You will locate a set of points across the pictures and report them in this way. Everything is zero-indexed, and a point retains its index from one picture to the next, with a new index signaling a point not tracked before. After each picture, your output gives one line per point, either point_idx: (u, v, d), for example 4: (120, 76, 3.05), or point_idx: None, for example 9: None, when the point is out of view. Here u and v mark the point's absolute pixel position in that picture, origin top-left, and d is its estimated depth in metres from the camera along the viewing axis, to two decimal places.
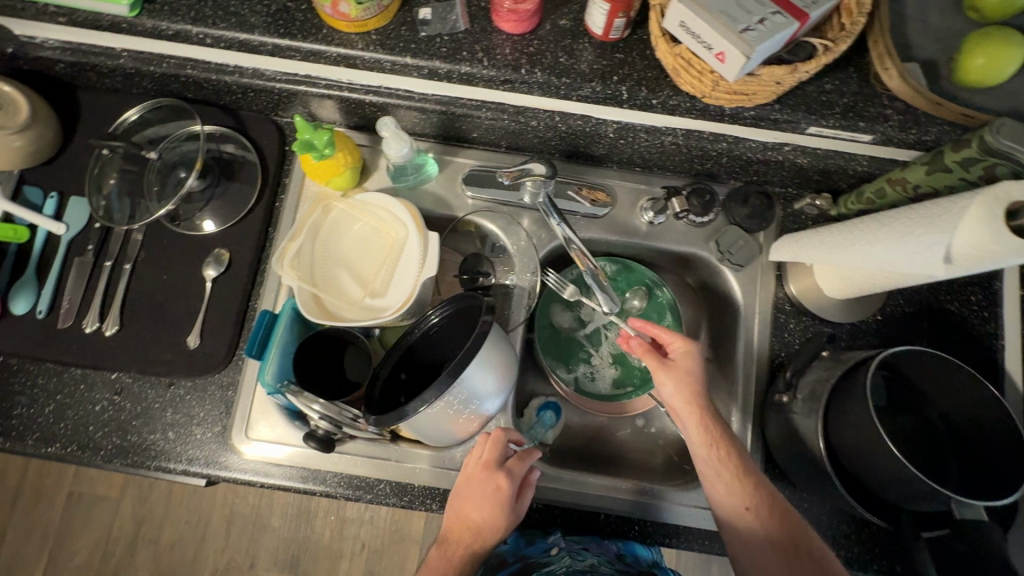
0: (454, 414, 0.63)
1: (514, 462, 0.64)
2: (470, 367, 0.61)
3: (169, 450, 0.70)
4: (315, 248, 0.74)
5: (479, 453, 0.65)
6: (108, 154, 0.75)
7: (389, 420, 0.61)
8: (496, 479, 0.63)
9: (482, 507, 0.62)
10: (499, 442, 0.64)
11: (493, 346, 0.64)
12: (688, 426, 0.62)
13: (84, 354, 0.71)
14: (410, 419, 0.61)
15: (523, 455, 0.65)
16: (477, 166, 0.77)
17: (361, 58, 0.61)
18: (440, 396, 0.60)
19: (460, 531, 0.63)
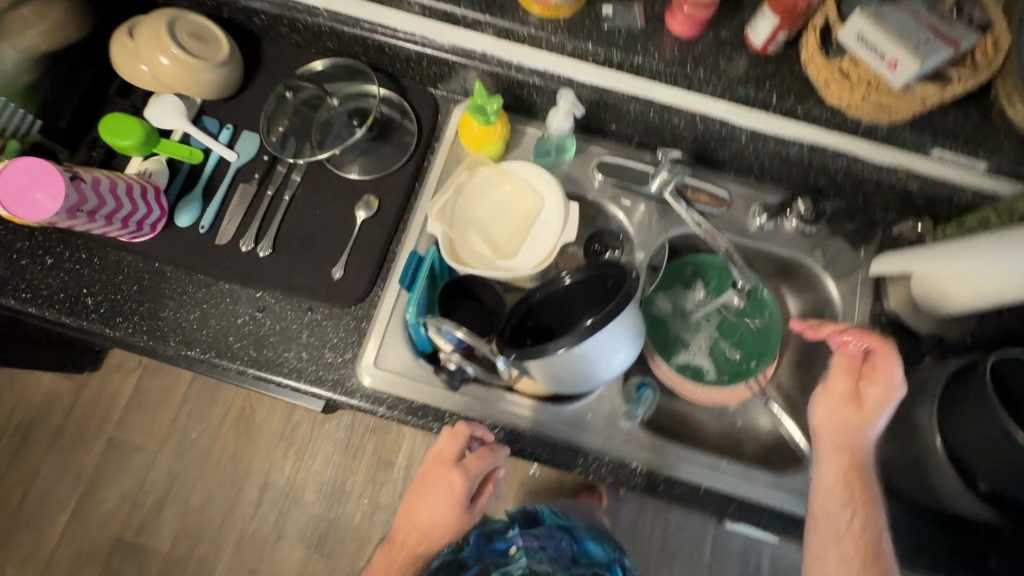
0: (581, 364, 0.68)
1: (470, 460, 0.69)
2: (606, 324, 0.65)
3: (301, 369, 0.74)
4: (456, 206, 0.80)
5: (440, 447, 0.71)
6: (288, 97, 0.83)
7: (528, 356, 0.67)
8: (451, 476, 0.69)
9: (437, 501, 0.69)
10: (459, 438, 0.69)
11: (628, 311, 0.68)
12: (821, 444, 0.66)
13: (235, 271, 0.76)
14: (544, 358, 0.66)
15: (482, 454, 0.70)
16: (609, 155, 0.84)
17: (548, 39, 0.70)
18: (576, 344, 0.65)
19: (416, 520, 0.71)
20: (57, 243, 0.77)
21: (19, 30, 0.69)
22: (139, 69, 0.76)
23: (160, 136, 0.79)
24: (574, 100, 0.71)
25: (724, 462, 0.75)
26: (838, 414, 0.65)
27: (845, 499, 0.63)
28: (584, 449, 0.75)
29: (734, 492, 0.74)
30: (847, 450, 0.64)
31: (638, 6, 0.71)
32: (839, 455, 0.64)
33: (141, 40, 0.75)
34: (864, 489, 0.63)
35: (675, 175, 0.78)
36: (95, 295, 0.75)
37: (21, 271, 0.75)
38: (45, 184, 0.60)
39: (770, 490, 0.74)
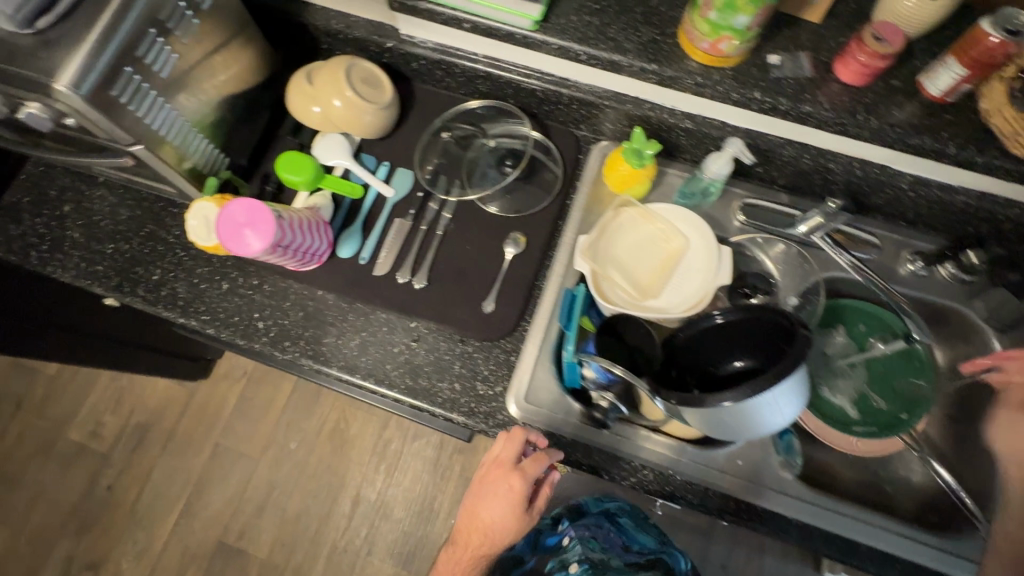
0: (740, 420, 0.65)
1: (528, 463, 0.73)
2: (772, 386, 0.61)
3: (455, 400, 0.77)
4: (602, 243, 0.81)
5: (497, 450, 0.74)
6: (444, 138, 0.88)
7: (683, 403, 0.66)
8: (510, 478, 0.73)
9: (499, 502, 0.75)
10: (516, 443, 0.72)
11: (799, 375, 0.63)
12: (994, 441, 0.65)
13: (393, 301, 0.81)
14: (700, 409, 0.65)
15: (538, 457, 0.73)
16: (752, 198, 0.84)
17: (714, 88, 0.71)
18: (736, 401, 0.62)
19: (481, 519, 0.76)
20: (233, 269, 0.83)
21: (220, 77, 0.76)
22: (311, 110, 0.83)
23: (324, 172, 0.85)
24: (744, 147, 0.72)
25: (881, 518, 0.73)
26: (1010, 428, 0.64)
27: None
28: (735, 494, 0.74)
29: (902, 555, 0.71)
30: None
31: (805, 55, 0.71)
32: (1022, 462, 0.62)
33: (320, 84, 0.81)
34: None
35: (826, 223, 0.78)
36: (266, 319, 0.81)
37: (202, 294, 0.82)
38: (253, 221, 0.65)
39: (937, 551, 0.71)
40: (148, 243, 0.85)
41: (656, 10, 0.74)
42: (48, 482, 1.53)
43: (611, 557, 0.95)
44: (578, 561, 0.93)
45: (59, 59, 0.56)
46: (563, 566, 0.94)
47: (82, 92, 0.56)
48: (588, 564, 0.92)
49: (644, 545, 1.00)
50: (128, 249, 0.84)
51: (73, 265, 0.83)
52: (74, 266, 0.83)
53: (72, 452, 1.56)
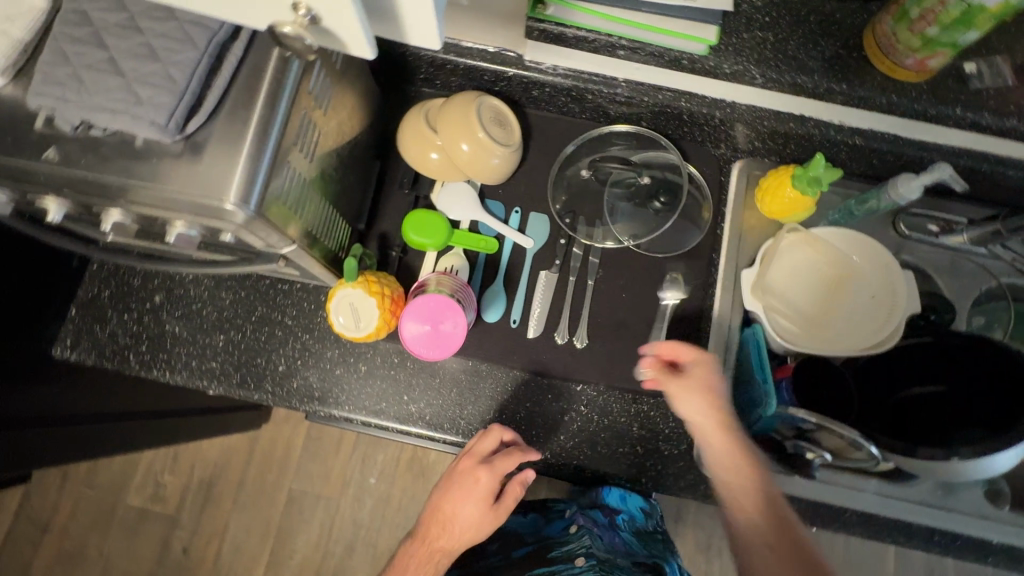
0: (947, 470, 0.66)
1: (500, 461, 0.68)
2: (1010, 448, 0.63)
3: (641, 465, 0.72)
4: (765, 276, 0.76)
5: (473, 445, 0.70)
6: (585, 176, 0.81)
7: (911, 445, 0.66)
8: (477, 473, 0.69)
9: (464, 498, 0.71)
10: (491, 439, 0.69)
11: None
12: (715, 447, 0.62)
13: (553, 364, 0.74)
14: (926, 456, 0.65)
15: (511, 455, 0.68)
16: (915, 208, 0.79)
17: (909, 105, 0.65)
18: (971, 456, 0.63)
19: (443, 513, 0.73)
20: (367, 348, 0.74)
21: (342, 138, 0.65)
22: (430, 157, 0.73)
23: (452, 227, 0.76)
24: (954, 174, 0.66)
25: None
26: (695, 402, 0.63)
27: (777, 549, 0.57)
28: (942, 528, 0.71)
29: None
30: (735, 468, 0.61)
31: (1003, 61, 0.65)
32: (720, 447, 0.62)
33: (444, 130, 0.70)
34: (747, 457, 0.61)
35: (994, 239, 0.73)
36: (416, 400, 0.73)
37: (338, 381, 0.73)
38: (444, 315, 0.65)
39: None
40: (260, 329, 0.74)
41: (834, 20, 0.66)
42: (116, 551, 1.44)
43: (617, 557, 0.78)
44: (583, 553, 0.77)
45: (221, 169, 0.45)
46: (567, 559, 0.78)
47: (252, 206, 0.46)
48: (595, 560, 0.75)
49: (649, 553, 0.82)
50: (242, 339, 0.74)
51: (183, 363, 0.73)
52: (183, 366, 0.73)
53: (135, 518, 1.46)
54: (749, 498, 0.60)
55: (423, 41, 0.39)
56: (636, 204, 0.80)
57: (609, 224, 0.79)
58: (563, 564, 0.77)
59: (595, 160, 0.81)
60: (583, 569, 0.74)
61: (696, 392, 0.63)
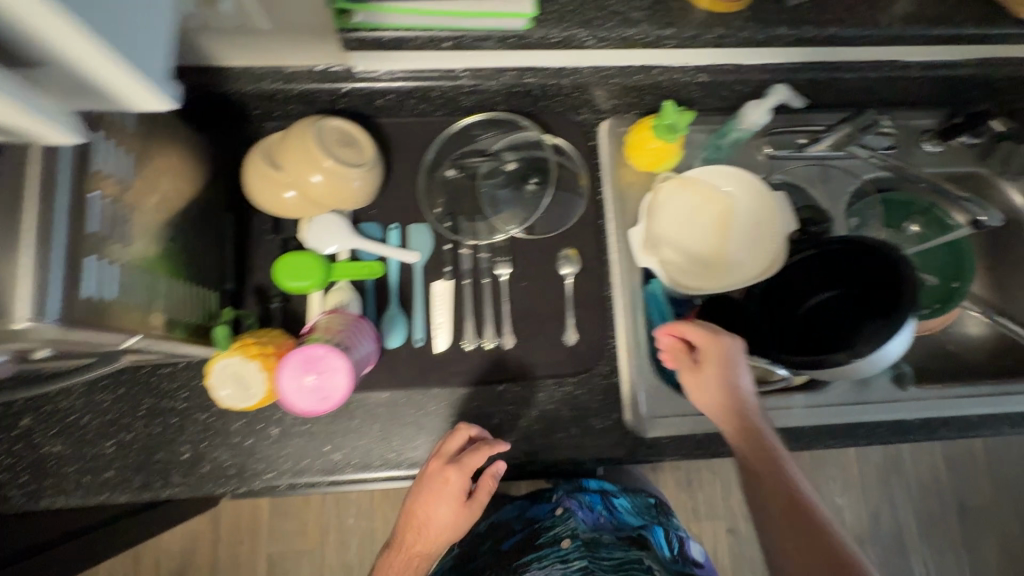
0: (850, 375, 0.69)
1: (466, 459, 0.64)
2: (894, 340, 0.65)
3: (580, 449, 0.69)
4: (654, 232, 0.76)
5: (443, 443, 0.66)
6: (453, 175, 0.79)
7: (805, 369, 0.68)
8: (445, 472, 0.64)
9: (436, 501, 0.67)
10: (458, 438, 0.65)
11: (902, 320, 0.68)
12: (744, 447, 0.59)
13: (471, 373, 0.72)
14: (823, 373, 0.68)
15: (481, 452, 0.64)
16: (775, 130, 0.82)
17: (735, 34, 0.65)
18: (862, 360, 0.65)
19: (416, 519, 0.69)
20: (274, 410, 0.70)
21: (173, 204, 0.59)
22: (285, 197, 0.68)
23: (329, 261, 0.71)
24: (790, 91, 0.70)
25: (994, 388, 0.76)
26: (710, 387, 0.63)
27: (777, 506, 0.55)
28: (866, 422, 0.74)
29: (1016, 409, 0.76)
30: (766, 465, 0.57)
31: None
32: (743, 443, 0.60)
33: (288, 163, 0.66)
34: (774, 453, 0.58)
35: (849, 140, 0.80)
36: (339, 447, 0.69)
37: (252, 452, 0.69)
38: (325, 361, 0.59)
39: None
40: (152, 422, 0.69)
41: None
42: None
43: (604, 536, 0.81)
44: (568, 535, 0.80)
45: None
46: (552, 542, 0.80)
47: (52, 314, 0.40)
48: (580, 541, 0.78)
49: (635, 526, 0.86)
50: (135, 438, 0.68)
51: (75, 482, 0.66)
52: (76, 485, 0.66)
53: None
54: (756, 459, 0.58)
55: (153, 106, 0.36)
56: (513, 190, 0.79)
57: (491, 216, 0.78)
58: (550, 548, 0.79)
59: (456, 157, 0.79)
60: (570, 552, 0.77)
61: (710, 374, 0.64)
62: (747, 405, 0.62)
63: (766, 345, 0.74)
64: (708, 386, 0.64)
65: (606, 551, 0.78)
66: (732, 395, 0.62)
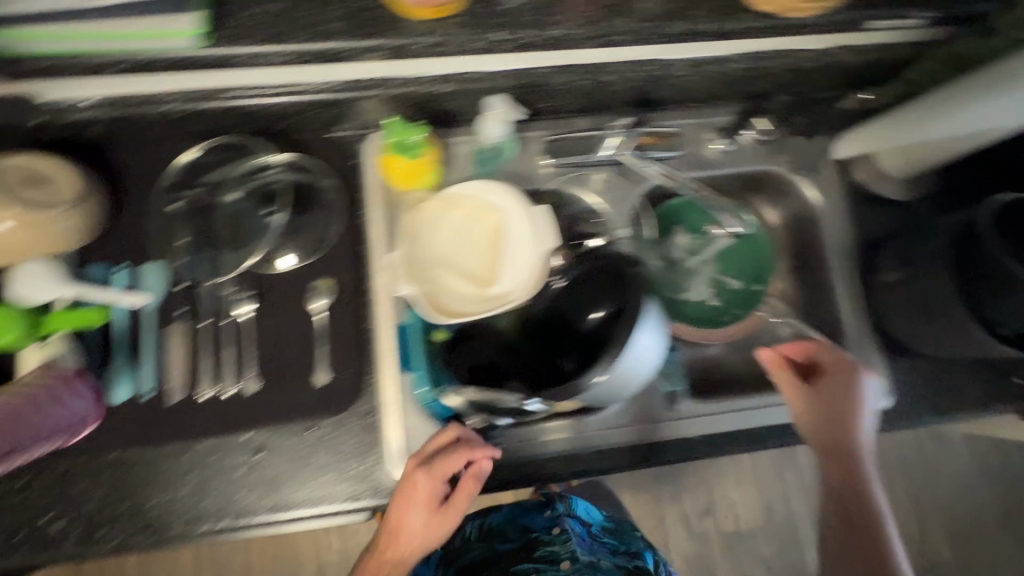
0: (620, 387, 0.65)
1: (460, 455, 0.64)
2: (635, 336, 0.62)
3: (332, 492, 0.67)
4: (419, 254, 0.72)
5: (429, 446, 0.66)
6: (171, 209, 0.70)
7: (566, 392, 0.63)
8: (412, 477, 0.64)
9: (402, 507, 0.64)
10: (443, 438, 0.66)
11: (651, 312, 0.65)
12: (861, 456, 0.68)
13: (212, 422, 0.67)
14: (585, 391, 0.63)
15: (462, 451, 0.65)
16: (551, 136, 0.77)
17: (446, 43, 0.60)
18: (612, 366, 0.62)
19: (391, 524, 0.64)
20: None
21: None
22: None
23: (41, 311, 0.64)
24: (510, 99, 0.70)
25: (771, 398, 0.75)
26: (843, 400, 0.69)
27: (845, 483, 0.67)
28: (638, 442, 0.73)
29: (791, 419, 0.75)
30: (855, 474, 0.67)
31: None
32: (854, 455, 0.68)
33: None
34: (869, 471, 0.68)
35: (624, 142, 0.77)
36: (59, 515, 0.63)
37: None
38: None
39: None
40: None
41: None
42: None
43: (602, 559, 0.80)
44: (568, 558, 0.77)
45: None
46: (550, 559, 0.77)
47: None
48: (579, 564, 0.76)
49: (615, 558, 0.83)
50: None
51: None
52: None
53: None
54: (829, 464, 0.68)
55: None
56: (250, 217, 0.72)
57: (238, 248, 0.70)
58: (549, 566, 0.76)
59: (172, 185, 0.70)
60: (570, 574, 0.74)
61: (841, 384, 0.69)
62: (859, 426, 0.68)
63: (542, 377, 0.68)
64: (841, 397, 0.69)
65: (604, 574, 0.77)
66: (846, 419, 0.68)
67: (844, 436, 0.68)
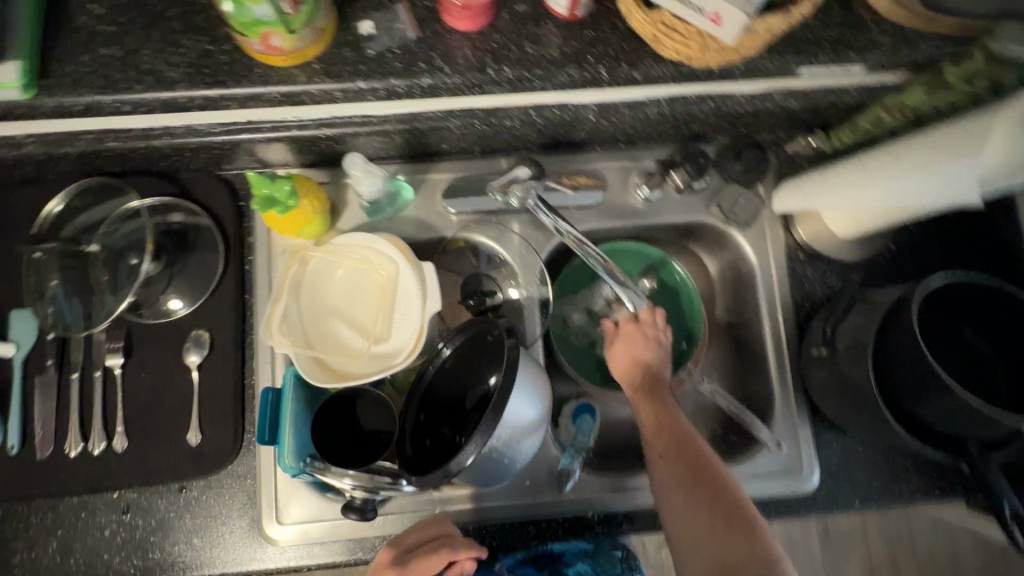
0: (498, 458, 0.58)
1: (428, 558, 0.56)
2: (511, 403, 0.55)
3: (201, 558, 0.64)
4: (303, 306, 0.67)
5: (408, 537, 0.59)
6: (38, 257, 0.65)
7: (436, 478, 0.55)
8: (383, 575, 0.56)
9: None
10: (421, 531, 0.59)
11: (530, 374, 0.59)
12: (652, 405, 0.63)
13: (77, 481, 0.64)
14: (457, 473, 0.55)
15: (438, 552, 0.56)
16: (456, 179, 0.71)
17: (307, 92, 0.54)
18: (486, 442, 0.54)
19: None
20: None
21: None
22: None
23: None
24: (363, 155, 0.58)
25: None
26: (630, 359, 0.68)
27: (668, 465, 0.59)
28: (533, 517, 0.68)
29: None
30: (675, 433, 0.60)
31: (402, 8, 0.55)
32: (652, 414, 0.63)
33: None
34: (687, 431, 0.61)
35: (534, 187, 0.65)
36: None
37: None
38: None
39: (750, 478, 0.69)
40: None
41: (198, 9, 0.54)
42: None
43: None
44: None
45: None
46: None
47: None
48: None
49: None
50: None
51: None
52: None
53: None
54: (644, 408, 0.64)
55: None
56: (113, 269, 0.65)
57: (104, 297, 0.64)
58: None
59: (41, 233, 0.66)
60: None
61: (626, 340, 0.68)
62: (657, 377, 0.66)
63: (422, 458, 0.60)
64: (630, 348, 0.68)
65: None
66: (654, 390, 0.65)
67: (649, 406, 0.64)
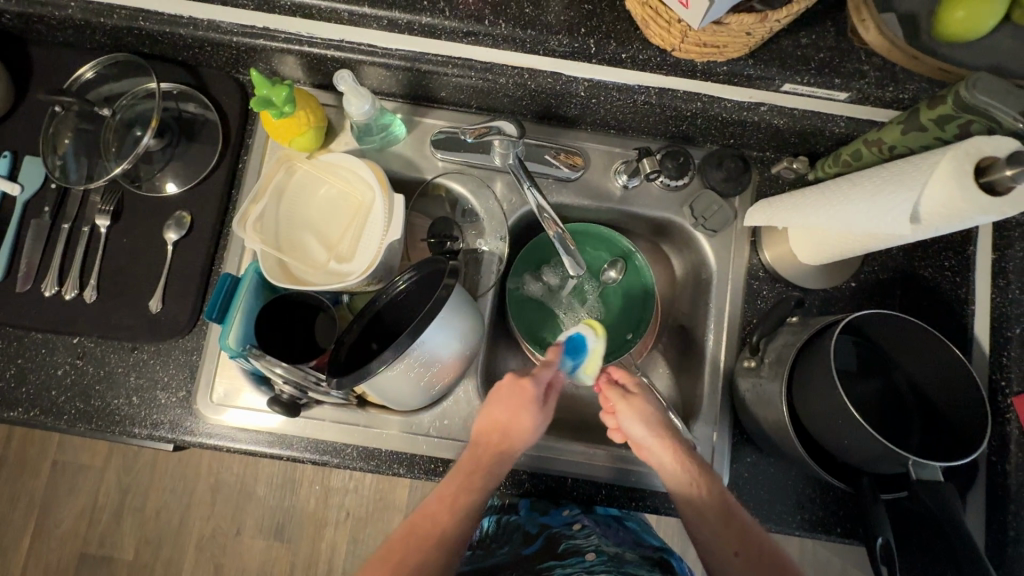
0: (416, 375, 0.63)
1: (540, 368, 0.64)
2: (431, 326, 0.59)
3: (135, 415, 0.69)
4: (280, 210, 0.70)
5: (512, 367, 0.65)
6: (57, 111, 0.71)
7: (351, 381, 0.60)
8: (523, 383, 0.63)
9: (506, 408, 0.62)
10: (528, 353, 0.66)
11: (457, 308, 0.63)
12: (670, 464, 0.62)
13: (44, 319, 0.70)
14: (371, 379, 0.60)
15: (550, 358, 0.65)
16: (445, 128, 0.75)
17: (317, 7, 0.58)
18: (400, 356, 0.58)
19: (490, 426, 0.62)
20: None
21: None
22: None
23: None
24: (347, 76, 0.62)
25: (595, 450, 0.71)
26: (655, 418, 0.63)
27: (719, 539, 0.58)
28: (443, 457, 0.71)
29: (608, 479, 0.71)
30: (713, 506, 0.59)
31: None
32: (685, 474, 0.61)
33: None
34: (722, 497, 0.60)
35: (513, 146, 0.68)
36: None
37: None
38: None
39: None
40: None
41: None
42: None
43: (627, 553, 0.72)
44: (593, 550, 0.70)
45: None
46: (576, 552, 0.70)
47: None
48: (606, 558, 0.69)
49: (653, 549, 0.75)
50: None
51: None
52: None
53: None
54: (673, 466, 0.61)
55: None
56: (119, 137, 0.71)
57: (107, 162, 0.70)
58: (572, 558, 0.69)
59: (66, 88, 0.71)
60: (595, 567, 0.68)
61: (643, 407, 0.63)
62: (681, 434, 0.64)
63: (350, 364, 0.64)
64: (648, 417, 0.63)
65: (631, 568, 0.69)
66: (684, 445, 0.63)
67: (680, 466, 0.61)
